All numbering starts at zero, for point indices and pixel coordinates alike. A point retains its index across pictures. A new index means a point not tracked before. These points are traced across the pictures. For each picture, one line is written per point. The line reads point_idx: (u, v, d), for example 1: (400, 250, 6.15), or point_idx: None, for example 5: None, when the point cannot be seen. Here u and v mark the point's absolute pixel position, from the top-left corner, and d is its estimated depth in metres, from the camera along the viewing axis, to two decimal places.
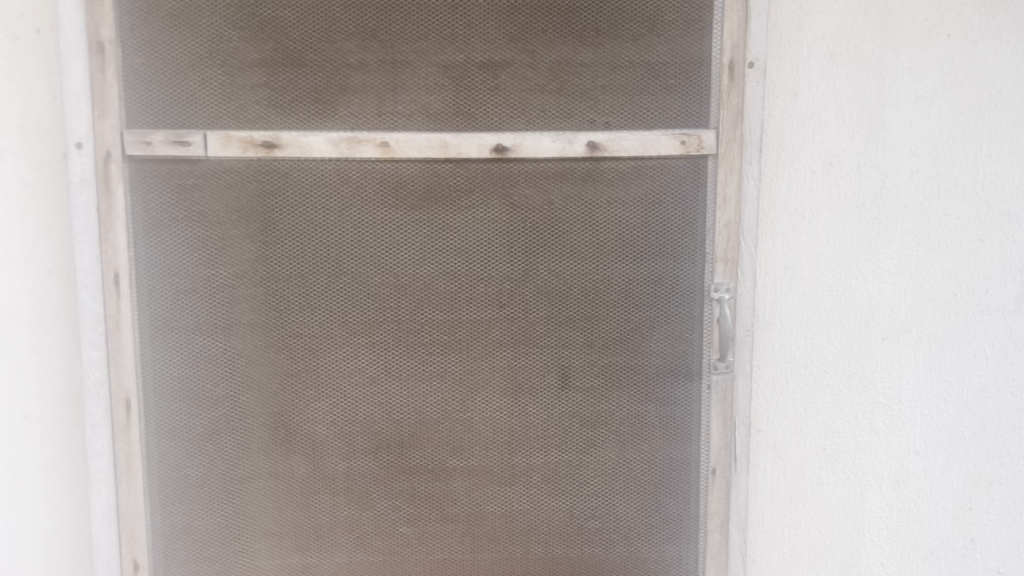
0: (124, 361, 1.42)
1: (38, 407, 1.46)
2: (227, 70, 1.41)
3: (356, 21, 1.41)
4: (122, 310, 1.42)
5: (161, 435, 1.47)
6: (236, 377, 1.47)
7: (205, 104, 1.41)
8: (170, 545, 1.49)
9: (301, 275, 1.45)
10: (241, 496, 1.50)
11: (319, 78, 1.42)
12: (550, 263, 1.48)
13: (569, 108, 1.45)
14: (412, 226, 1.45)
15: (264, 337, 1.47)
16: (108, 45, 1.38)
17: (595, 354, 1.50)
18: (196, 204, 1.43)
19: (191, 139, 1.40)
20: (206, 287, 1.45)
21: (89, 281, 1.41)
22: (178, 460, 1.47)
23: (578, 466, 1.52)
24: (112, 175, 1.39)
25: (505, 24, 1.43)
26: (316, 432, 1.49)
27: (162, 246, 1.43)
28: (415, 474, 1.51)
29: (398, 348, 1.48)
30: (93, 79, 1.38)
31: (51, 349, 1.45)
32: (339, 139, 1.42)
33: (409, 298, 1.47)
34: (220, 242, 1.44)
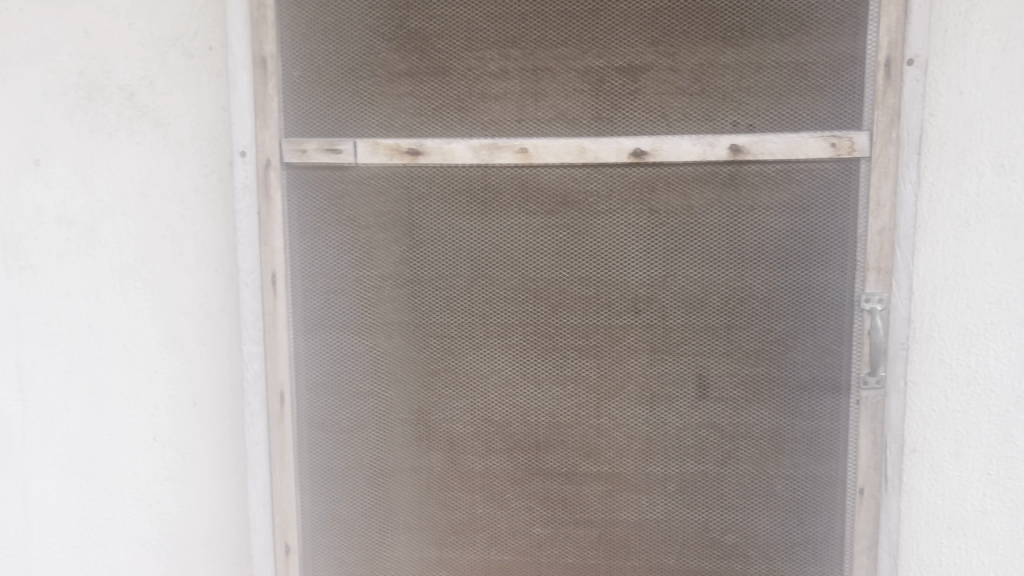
0: (280, 355, 1.51)
1: (206, 396, 1.57)
2: (376, 81, 1.47)
3: (498, 30, 1.44)
4: (278, 307, 1.50)
5: (312, 426, 1.55)
6: (380, 373, 1.53)
7: (355, 114, 1.48)
8: (318, 531, 1.57)
9: (441, 277, 1.50)
10: (383, 487, 1.56)
11: (462, 86, 1.46)
12: (689, 269, 1.45)
13: (711, 111, 1.42)
14: (549, 231, 1.47)
15: (407, 337, 1.52)
16: (270, 60, 1.46)
17: (735, 363, 1.46)
18: (346, 208, 1.50)
19: (342, 147, 1.48)
20: (354, 287, 1.52)
21: (250, 280, 1.49)
22: (327, 451, 1.56)
23: (715, 477, 1.49)
24: (272, 181, 1.48)
25: (646, 27, 1.41)
26: (454, 429, 1.53)
27: (316, 249, 1.52)
28: (549, 477, 1.52)
29: (534, 352, 1.49)
30: (256, 92, 1.46)
31: (217, 341, 1.55)
32: (480, 145, 1.45)
33: (544, 303, 1.48)
34: (368, 245, 1.51)
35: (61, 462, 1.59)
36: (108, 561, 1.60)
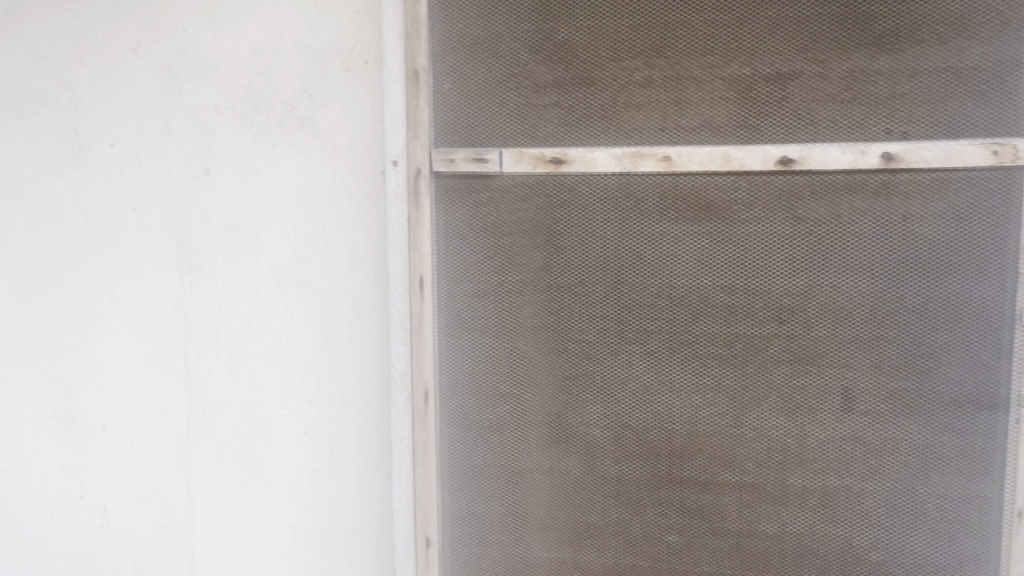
0: (426, 355, 1.56)
1: (354, 392, 1.64)
2: (522, 92, 1.51)
3: (644, 40, 1.46)
4: (425, 310, 1.55)
5: (454, 425, 1.61)
6: (519, 376, 1.57)
7: (502, 124, 1.53)
8: (458, 527, 1.63)
9: (582, 282, 1.53)
10: (520, 488, 1.60)
11: (607, 96, 1.48)
12: (836, 280, 1.42)
13: (862, 118, 1.39)
14: (691, 239, 1.47)
15: (546, 341, 1.55)
16: (423, 73, 1.52)
17: (883, 377, 1.43)
18: (490, 215, 1.55)
19: (489, 157, 1.53)
20: (497, 292, 1.56)
21: (399, 283, 1.55)
22: (467, 449, 1.61)
23: (859, 493, 1.45)
24: (422, 189, 1.54)
25: (796, 35, 1.40)
26: (591, 434, 1.55)
27: (461, 254, 1.57)
28: (685, 485, 1.52)
29: (673, 359, 1.50)
30: (409, 103, 1.52)
31: (367, 341, 1.63)
32: (623, 153, 1.47)
33: (685, 310, 1.49)
34: (510, 250, 1.55)
35: (221, 451, 1.70)
36: (262, 545, 1.70)
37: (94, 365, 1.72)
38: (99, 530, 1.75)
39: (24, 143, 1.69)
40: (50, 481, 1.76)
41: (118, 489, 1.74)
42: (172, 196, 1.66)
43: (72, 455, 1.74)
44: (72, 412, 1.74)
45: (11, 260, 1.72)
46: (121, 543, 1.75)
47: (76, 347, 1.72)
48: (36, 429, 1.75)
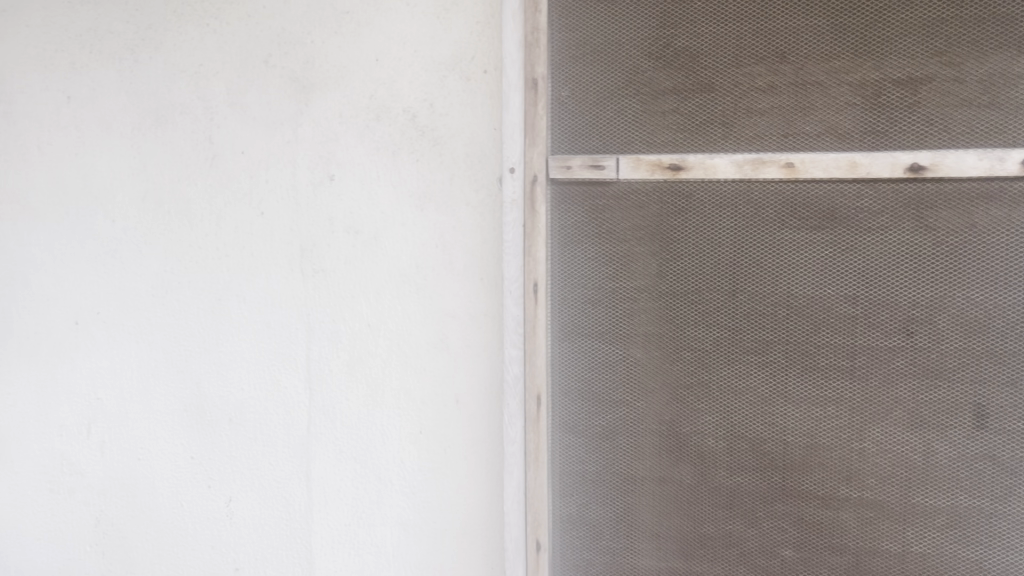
0: (539, 360, 1.58)
1: (467, 394, 1.67)
2: (641, 99, 1.52)
3: (768, 45, 1.44)
4: (539, 315, 1.57)
5: (565, 430, 1.62)
6: (632, 383, 1.57)
7: (620, 131, 1.53)
8: (567, 532, 1.63)
9: (698, 291, 1.51)
10: (631, 495, 1.59)
11: (728, 102, 1.47)
12: (969, 292, 1.37)
13: (1000, 123, 1.34)
14: (813, 249, 1.44)
15: (660, 348, 1.55)
16: (541, 81, 1.54)
17: (1019, 395, 1.36)
18: (606, 222, 1.56)
19: (606, 164, 1.53)
20: (611, 298, 1.57)
21: (514, 288, 1.57)
22: (578, 454, 1.62)
23: (991, 515, 1.39)
24: (538, 195, 1.55)
25: (930, 37, 1.36)
26: (705, 443, 1.54)
27: (576, 260, 1.58)
28: (803, 499, 1.48)
29: (792, 370, 1.47)
30: (527, 111, 1.54)
31: (480, 345, 1.66)
32: (743, 160, 1.45)
33: (805, 320, 1.45)
34: (625, 257, 1.55)
35: (339, 448, 1.75)
36: (376, 541, 1.74)
37: (223, 362, 1.81)
38: (224, 520, 1.84)
39: (163, 151, 1.79)
40: (180, 471, 1.85)
41: (242, 481, 1.82)
42: (297, 202, 1.73)
43: (201, 447, 1.84)
44: (202, 406, 1.83)
45: (149, 262, 1.83)
46: (245, 533, 1.83)
47: (207, 345, 1.82)
48: (168, 421, 1.85)
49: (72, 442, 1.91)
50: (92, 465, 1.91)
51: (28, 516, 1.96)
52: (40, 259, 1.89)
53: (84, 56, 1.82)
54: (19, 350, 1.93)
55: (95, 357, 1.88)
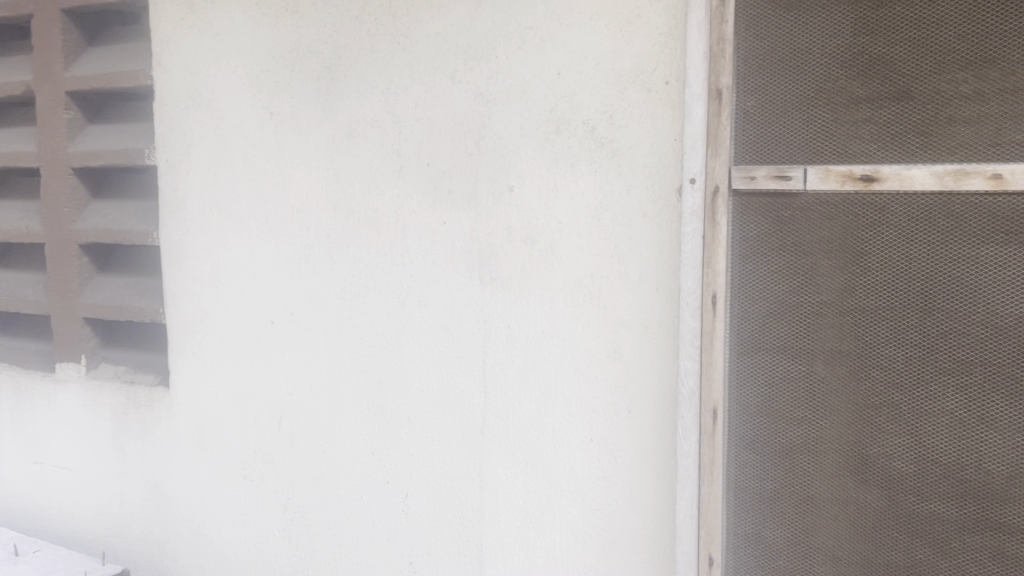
0: (715, 374, 1.55)
1: (639, 405, 1.66)
2: (831, 109, 1.48)
3: (974, 50, 1.36)
4: (716, 327, 1.54)
5: (742, 445, 1.59)
6: (816, 400, 1.53)
7: (808, 141, 1.50)
8: (742, 549, 1.60)
9: (889, 307, 1.45)
10: (810, 516, 1.54)
11: (927, 111, 1.40)
12: None
13: None
14: (1021, 266, 1.35)
15: (847, 366, 1.49)
16: (725, 91, 1.52)
17: None
18: (790, 234, 1.53)
19: (792, 174, 1.51)
20: (795, 312, 1.53)
21: (691, 300, 1.56)
22: (755, 471, 1.59)
23: None
24: (719, 207, 1.53)
25: None
26: (895, 467, 1.47)
27: (757, 273, 1.56)
28: (1005, 533, 1.38)
29: (994, 394, 1.38)
30: (710, 122, 1.53)
31: (654, 356, 1.64)
32: (944, 171, 1.39)
33: (1011, 341, 1.36)
34: (810, 271, 1.51)
35: (513, 451, 1.80)
36: (545, 544, 1.77)
37: (403, 363, 1.90)
38: (400, 514, 1.93)
39: (354, 163, 1.90)
40: (361, 465, 1.96)
41: (418, 477, 1.90)
42: (478, 212, 1.79)
43: (381, 443, 1.93)
44: (383, 404, 1.93)
45: (339, 266, 1.95)
46: (420, 528, 1.90)
47: (389, 346, 1.91)
48: (352, 418, 1.96)
49: (264, 433, 2.06)
50: (282, 456, 2.05)
51: (224, 499, 2.13)
52: (242, 262, 2.05)
53: (285, 75, 1.95)
54: (221, 346, 2.10)
55: (288, 355, 2.02)
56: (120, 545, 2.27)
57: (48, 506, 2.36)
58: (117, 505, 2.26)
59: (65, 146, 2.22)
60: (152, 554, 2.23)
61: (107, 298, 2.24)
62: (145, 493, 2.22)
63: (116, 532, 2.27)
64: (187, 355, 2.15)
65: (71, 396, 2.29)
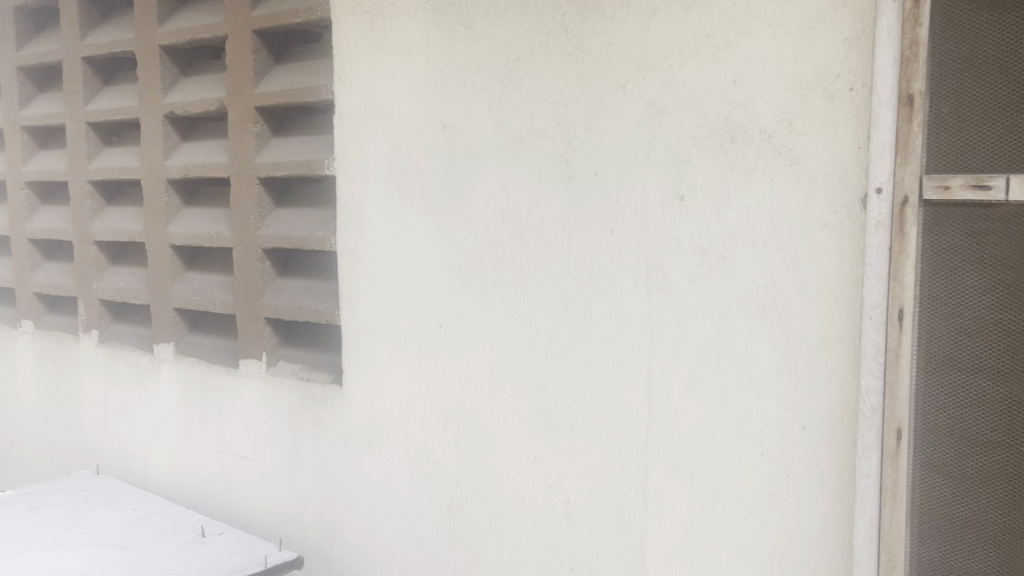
0: (901, 392, 1.48)
1: (814, 421, 1.61)
2: None
3: None
4: (903, 344, 1.48)
5: (929, 468, 1.52)
6: (1015, 424, 1.43)
7: (1011, 149, 1.42)
8: None
9: None
10: (1006, 548, 1.45)
11: None
12: None
13: None
14: None
15: None
16: (918, 97, 1.45)
17: None
18: (989, 247, 1.45)
19: (992, 184, 1.42)
20: (992, 330, 1.45)
21: (874, 314, 1.50)
22: (943, 495, 1.51)
23: None
24: (907, 218, 1.46)
25: None
26: None
27: (950, 287, 1.48)
28: None
29: None
30: (901, 129, 1.46)
31: (833, 371, 1.58)
32: None
33: None
34: (1011, 286, 1.43)
35: (678, 463, 1.78)
36: (711, 559, 1.74)
37: (567, 370, 1.92)
38: (562, 519, 1.94)
39: (524, 173, 1.94)
40: (524, 469, 1.99)
41: (580, 484, 1.91)
42: (647, 221, 1.78)
43: (544, 448, 1.96)
44: (546, 410, 1.95)
45: (506, 273, 1.99)
46: (582, 535, 1.92)
47: (554, 353, 1.93)
48: (516, 422, 2.00)
49: (431, 432, 2.14)
50: (447, 456, 2.11)
51: (390, 495, 2.22)
52: (414, 268, 2.14)
53: (459, 88, 2.02)
54: (393, 348, 2.19)
55: (455, 358, 2.09)
56: (294, 532, 2.41)
57: (230, 492, 2.54)
58: (291, 495, 2.40)
59: (254, 158, 2.38)
60: (323, 543, 2.36)
61: (287, 301, 2.39)
62: (318, 485, 2.35)
63: (291, 520, 2.42)
64: (360, 356, 2.26)
65: (253, 391, 2.46)
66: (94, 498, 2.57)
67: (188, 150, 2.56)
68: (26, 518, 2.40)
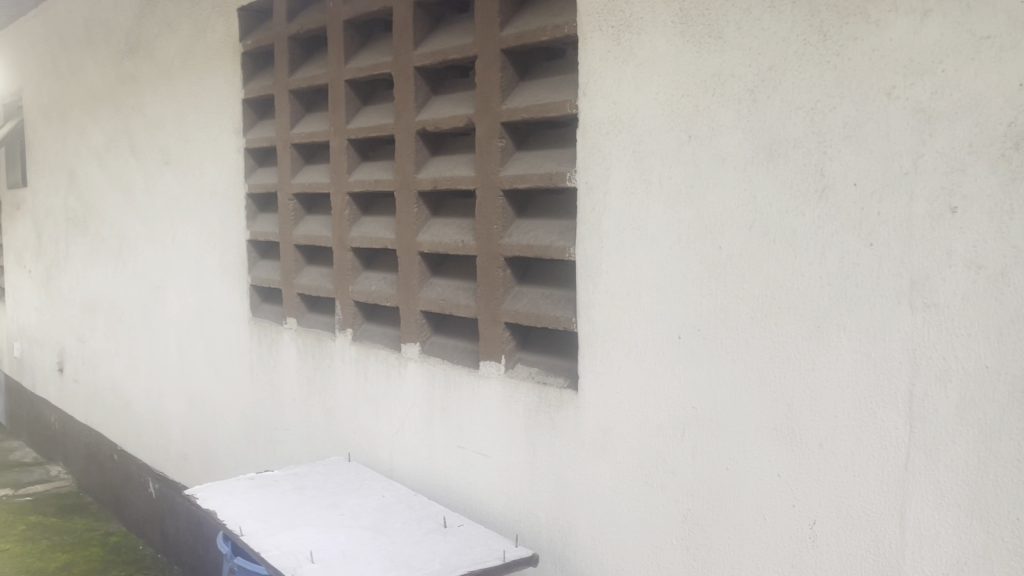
0: None
1: None
2: None
3: None
4: None
5: None
6: None
7: None
8: None
9: None
10: None
11: None
12: None
13: None
14: None
15: None
16: None
17: None
18: None
19: None
20: None
21: None
22: None
23: None
24: None
25: None
26: None
27: None
28: None
29: None
30: None
31: None
32: None
33: None
34: None
35: (942, 492, 1.66)
36: None
37: (817, 387, 1.84)
38: (807, 541, 1.88)
39: (773, 183, 1.90)
40: (766, 486, 1.95)
41: (828, 505, 1.84)
42: (912, 234, 1.68)
43: (789, 466, 1.90)
44: (792, 427, 1.89)
45: (751, 285, 1.95)
46: (829, 560, 1.84)
47: (802, 369, 1.87)
48: (758, 438, 1.96)
49: (668, 443, 2.14)
50: (684, 467, 2.11)
51: (624, 502, 2.25)
52: (654, 278, 2.16)
53: (706, 99, 2.01)
54: (630, 356, 2.22)
55: (695, 369, 2.08)
56: (528, 530, 2.51)
57: (468, 487, 2.68)
58: (526, 494, 2.50)
59: (499, 170, 2.51)
60: (556, 543, 2.43)
61: (527, 306, 2.50)
62: (552, 487, 2.43)
63: (524, 518, 2.52)
64: (597, 362, 2.31)
65: (492, 392, 2.58)
66: (347, 483, 2.81)
67: (437, 164, 2.74)
68: (292, 496, 2.67)
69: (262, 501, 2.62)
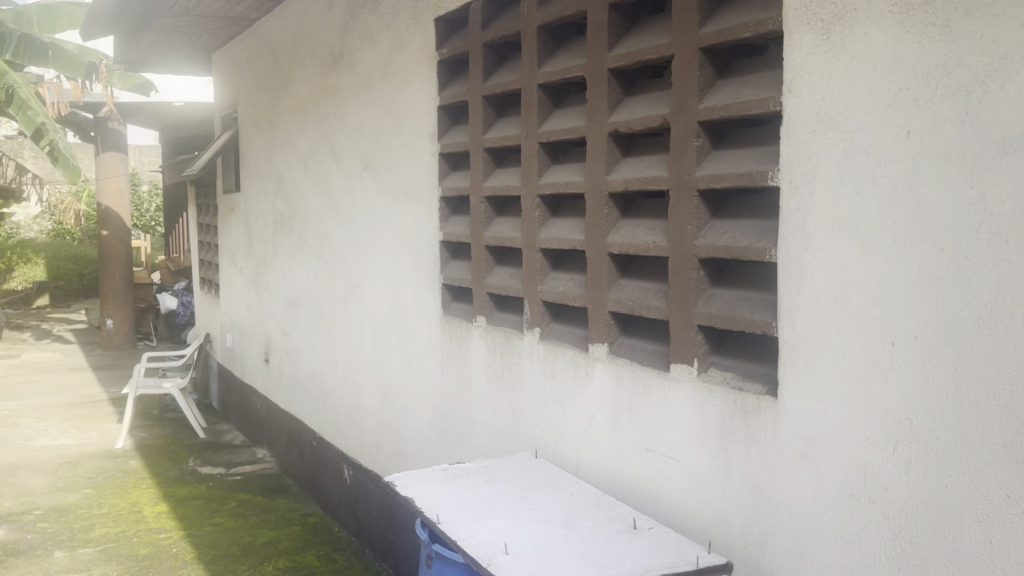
0: None
1: None
2: None
3: None
4: None
5: None
6: None
7: None
8: None
9: None
10: None
11: None
12: None
13: None
14: None
15: None
16: None
17: None
18: None
19: None
20: None
21: None
22: None
23: None
24: None
25: None
26: None
27: None
28: None
29: None
30: None
31: None
32: None
33: None
34: None
35: None
36: None
37: None
38: None
39: (1007, 180, 1.75)
40: (993, 508, 1.79)
41: None
42: None
43: (1021, 487, 1.73)
44: None
45: (979, 290, 1.81)
46: None
47: None
48: (985, 455, 1.81)
49: (878, 456, 2.03)
50: (897, 482, 1.99)
51: (828, 515, 2.15)
52: (864, 281, 2.05)
53: (928, 92, 1.89)
54: (837, 363, 2.13)
55: (910, 379, 1.95)
56: (721, 537, 2.45)
57: (657, 490, 2.66)
58: (719, 501, 2.45)
59: (695, 171, 2.48)
60: (751, 552, 2.36)
61: (722, 309, 2.46)
62: (749, 495, 2.36)
63: (717, 524, 2.46)
64: (798, 369, 2.23)
65: (684, 395, 2.55)
66: (536, 479, 2.86)
67: (630, 164, 2.74)
68: (484, 488, 2.76)
69: (457, 490, 2.73)
